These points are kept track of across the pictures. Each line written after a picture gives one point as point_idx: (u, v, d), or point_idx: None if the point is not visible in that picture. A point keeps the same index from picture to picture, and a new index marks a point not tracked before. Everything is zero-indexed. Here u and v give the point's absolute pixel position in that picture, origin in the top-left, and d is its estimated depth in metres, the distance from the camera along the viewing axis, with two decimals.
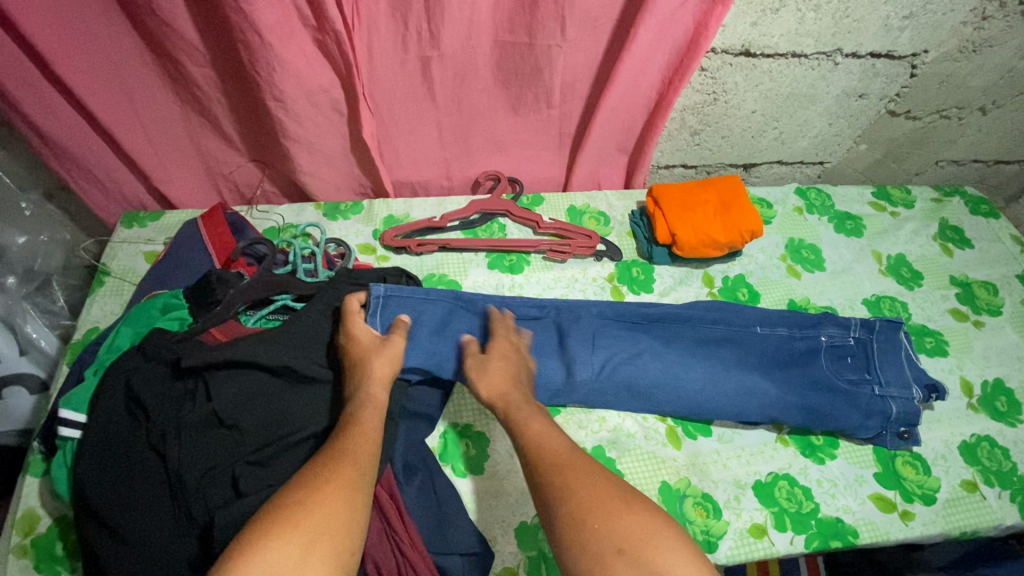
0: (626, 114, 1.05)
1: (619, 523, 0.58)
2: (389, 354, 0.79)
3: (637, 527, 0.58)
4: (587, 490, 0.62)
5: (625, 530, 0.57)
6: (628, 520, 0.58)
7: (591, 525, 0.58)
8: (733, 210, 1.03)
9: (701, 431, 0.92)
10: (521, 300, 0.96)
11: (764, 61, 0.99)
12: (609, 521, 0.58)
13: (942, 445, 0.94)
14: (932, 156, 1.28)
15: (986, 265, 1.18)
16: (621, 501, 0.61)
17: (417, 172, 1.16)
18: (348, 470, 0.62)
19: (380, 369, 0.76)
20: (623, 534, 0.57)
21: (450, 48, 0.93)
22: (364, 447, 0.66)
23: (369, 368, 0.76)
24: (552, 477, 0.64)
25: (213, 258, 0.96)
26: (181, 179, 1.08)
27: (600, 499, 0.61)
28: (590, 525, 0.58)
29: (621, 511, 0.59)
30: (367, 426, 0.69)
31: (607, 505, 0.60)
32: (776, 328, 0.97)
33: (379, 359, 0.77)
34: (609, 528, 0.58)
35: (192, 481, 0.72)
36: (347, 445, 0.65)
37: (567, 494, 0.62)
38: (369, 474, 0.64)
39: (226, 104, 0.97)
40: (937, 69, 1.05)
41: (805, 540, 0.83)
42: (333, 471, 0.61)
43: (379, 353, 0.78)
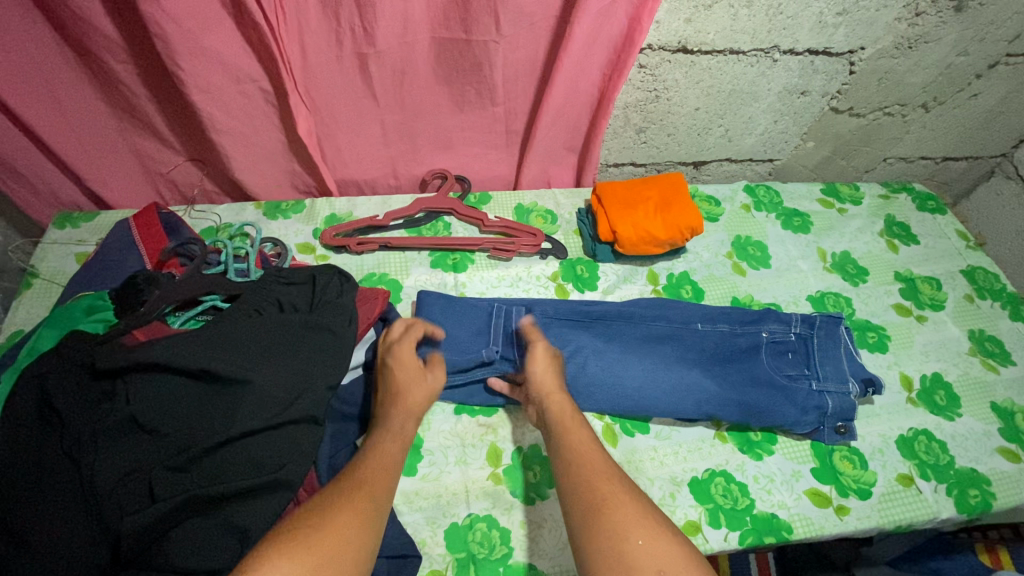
0: (568, 110, 1.04)
1: (657, 542, 0.58)
2: (429, 392, 0.80)
3: (665, 552, 0.57)
4: (629, 508, 0.62)
5: (658, 549, 0.57)
6: (666, 546, 0.58)
7: (636, 541, 0.58)
8: (674, 207, 1.03)
9: (639, 428, 0.91)
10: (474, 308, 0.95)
11: (702, 58, 0.99)
12: (656, 541, 0.58)
13: (879, 439, 0.94)
14: (880, 153, 1.29)
15: (931, 260, 1.19)
16: (659, 524, 0.60)
17: (362, 171, 1.14)
18: (361, 498, 0.62)
19: (402, 375, 0.79)
20: (664, 557, 0.57)
21: (385, 45, 0.92)
22: (380, 480, 0.66)
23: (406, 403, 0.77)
24: (599, 485, 0.64)
25: (144, 259, 0.94)
26: (117, 177, 1.07)
27: (639, 515, 0.61)
28: (636, 539, 0.58)
29: (664, 533, 0.59)
30: (388, 461, 0.69)
31: (647, 522, 0.60)
32: (716, 324, 0.97)
33: (420, 396, 0.78)
34: (654, 547, 0.58)
35: (105, 488, 0.67)
36: (367, 471, 0.66)
37: (610, 508, 0.62)
38: (384, 505, 0.64)
39: (156, 100, 0.96)
40: (876, 65, 1.06)
41: (739, 536, 0.83)
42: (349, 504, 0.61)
43: (421, 385, 0.79)
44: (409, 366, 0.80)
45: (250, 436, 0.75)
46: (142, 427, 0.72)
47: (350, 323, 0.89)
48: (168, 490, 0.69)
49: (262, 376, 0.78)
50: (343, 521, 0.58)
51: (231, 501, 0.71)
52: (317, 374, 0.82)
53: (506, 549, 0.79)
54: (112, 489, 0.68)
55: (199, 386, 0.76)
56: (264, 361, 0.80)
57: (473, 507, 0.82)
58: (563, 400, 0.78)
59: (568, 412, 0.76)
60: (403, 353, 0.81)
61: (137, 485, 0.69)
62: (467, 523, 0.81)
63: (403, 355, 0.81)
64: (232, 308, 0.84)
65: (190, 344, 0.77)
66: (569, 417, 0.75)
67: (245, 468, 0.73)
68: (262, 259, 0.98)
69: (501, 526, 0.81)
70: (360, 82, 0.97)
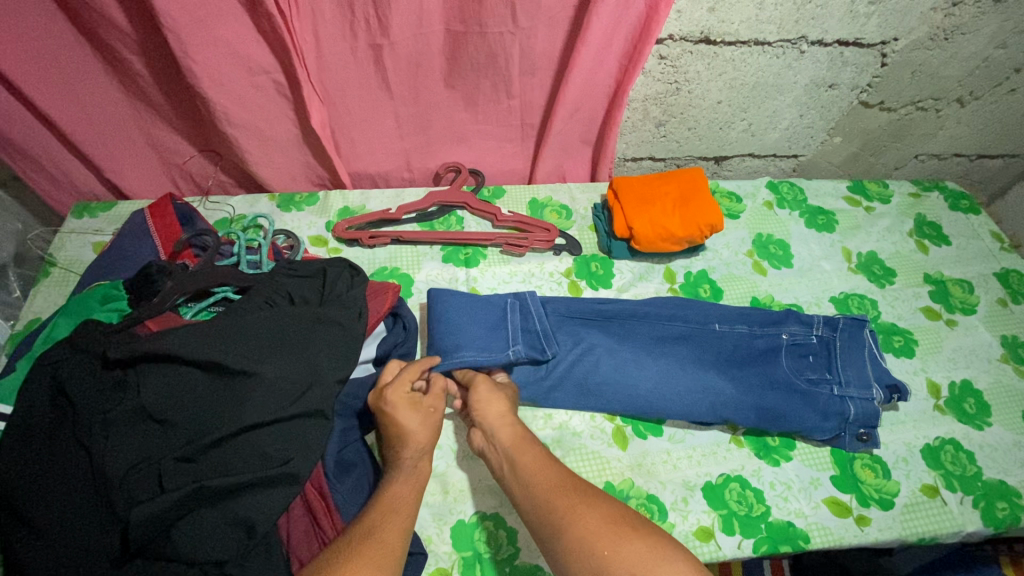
0: (584, 103, 1.02)
1: (627, 546, 0.59)
2: (435, 423, 0.80)
3: (643, 551, 0.59)
4: (591, 519, 0.63)
5: (632, 555, 0.58)
6: (632, 547, 0.59)
7: (601, 553, 0.59)
8: (692, 204, 1.00)
9: (652, 430, 0.89)
10: (486, 302, 0.93)
11: (725, 49, 0.96)
12: (620, 547, 0.59)
13: (904, 447, 0.91)
14: (912, 150, 1.24)
15: (962, 262, 1.14)
16: (621, 527, 0.62)
17: (375, 163, 1.13)
18: (372, 550, 0.63)
19: (406, 421, 0.78)
20: (632, 560, 0.58)
21: (400, 36, 0.90)
22: (391, 528, 0.66)
23: (414, 440, 0.77)
24: (557, 502, 0.67)
25: (160, 251, 0.94)
26: (133, 167, 1.07)
27: (599, 526, 0.62)
28: (600, 551, 0.60)
29: (628, 535, 0.61)
30: (400, 503, 0.70)
31: (609, 531, 0.61)
32: (735, 325, 0.94)
33: (426, 434, 0.78)
34: (620, 554, 0.59)
35: (116, 476, 0.67)
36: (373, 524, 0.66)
37: (571, 525, 0.63)
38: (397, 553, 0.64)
39: (171, 92, 0.96)
40: (909, 58, 1.02)
41: (753, 544, 0.80)
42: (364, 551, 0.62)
43: (425, 423, 0.79)
44: (407, 407, 0.79)
45: (258, 427, 0.74)
46: (153, 417, 0.72)
47: (359, 316, 0.88)
48: (177, 481, 0.69)
49: (269, 368, 0.77)
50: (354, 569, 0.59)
51: (239, 495, 0.71)
52: (325, 368, 0.81)
53: (513, 549, 0.78)
54: (123, 477, 0.67)
55: (206, 377, 0.76)
56: (271, 352, 0.79)
57: (480, 505, 0.81)
58: (509, 421, 0.78)
59: (520, 437, 0.77)
60: (401, 394, 0.79)
61: (147, 475, 0.69)
62: (473, 522, 0.80)
63: (398, 397, 0.79)
64: (242, 301, 0.84)
65: (198, 336, 0.76)
66: (521, 438, 0.76)
67: (252, 461, 0.73)
68: (274, 251, 0.98)
69: (509, 526, 0.80)
70: (374, 74, 0.96)
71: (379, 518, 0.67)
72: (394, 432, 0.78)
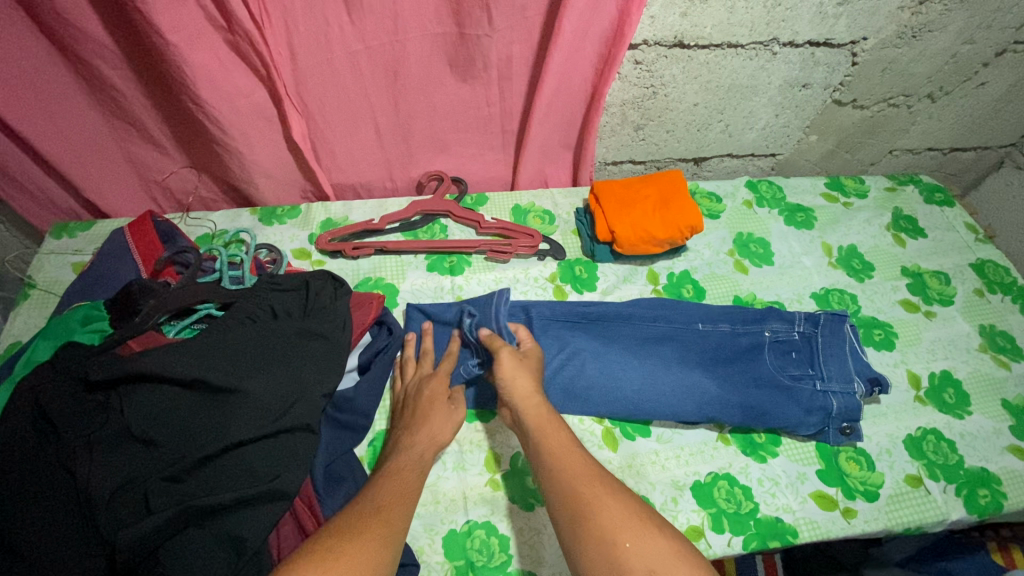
0: (563, 107, 1.03)
1: (648, 543, 0.59)
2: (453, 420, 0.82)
3: (664, 550, 0.58)
4: (615, 510, 0.63)
5: (654, 552, 0.58)
6: (652, 543, 0.59)
7: (624, 544, 0.59)
8: (672, 206, 1.01)
9: (640, 431, 0.90)
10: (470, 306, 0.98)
11: (700, 52, 0.97)
12: (643, 540, 0.59)
13: (887, 439, 0.92)
14: (886, 145, 1.26)
15: (939, 254, 1.16)
16: (646, 524, 0.61)
17: (358, 174, 1.14)
18: (379, 527, 0.63)
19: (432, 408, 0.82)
20: (653, 558, 0.58)
21: (377, 47, 0.91)
22: (396, 504, 0.67)
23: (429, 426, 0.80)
24: (581, 490, 0.66)
25: (141, 269, 0.94)
26: (112, 185, 1.07)
27: (625, 519, 0.62)
28: (623, 542, 0.59)
29: (651, 531, 0.60)
30: (406, 485, 0.71)
31: (630, 525, 0.61)
32: (718, 324, 0.96)
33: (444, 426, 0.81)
34: (643, 547, 0.59)
35: (101, 499, 0.66)
36: (378, 502, 0.67)
37: (595, 514, 0.63)
38: (398, 530, 0.65)
39: (149, 108, 0.95)
40: (879, 56, 1.04)
41: (743, 541, 0.81)
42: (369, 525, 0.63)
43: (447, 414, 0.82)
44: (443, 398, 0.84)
45: (246, 445, 0.74)
46: (138, 438, 0.71)
47: (344, 328, 0.88)
48: (164, 502, 0.68)
49: (254, 384, 0.77)
50: (360, 544, 0.60)
51: (227, 513, 0.70)
52: (311, 382, 0.81)
53: (505, 556, 0.78)
54: (109, 500, 0.66)
55: (191, 396, 0.75)
56: (257, 368, 0.79)
57: (471, 514, 0.82)
58: (539, 403, 0.77)
59: (545, 415, 0.76)
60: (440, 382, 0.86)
61: (134, 496, 0.68)
62: (465, 531, 0.80)
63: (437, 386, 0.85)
64: (224, 318, 0.83)
65: (182, 354, 0.76)
66: (546, 418, 0.76)
67: (240, 478, 0.72)
68: (256, 266, 0.97)
69: (500, 533, 0.80)
70: (353, 85, 0.96)
71: (384, 494, 0.68)
72: (417, 413, 0.82)
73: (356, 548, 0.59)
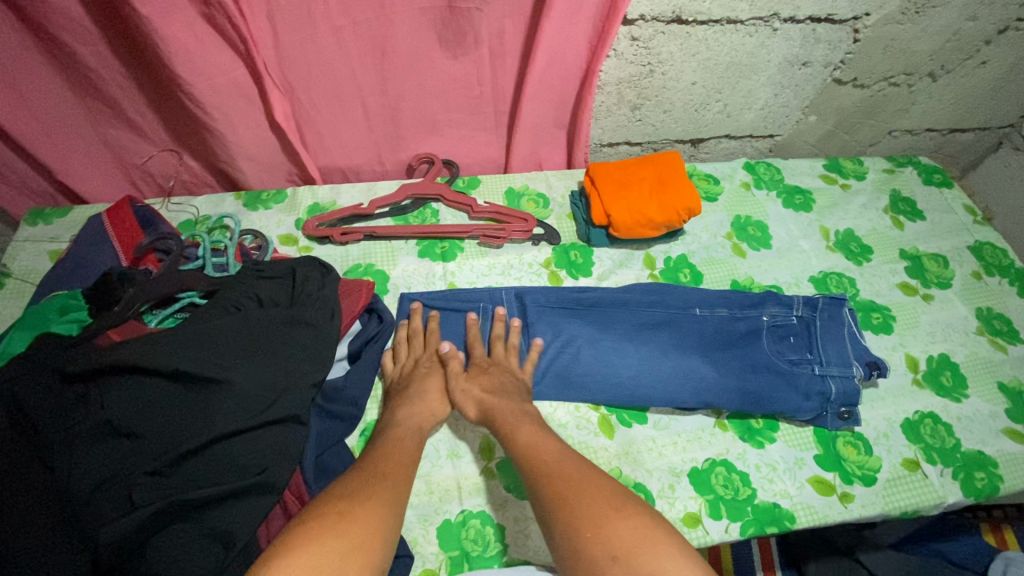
0: (556, 84, 0.99)
1: (610, 529, 0.59)
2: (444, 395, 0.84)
3: (628, 533, 0.59)
4: (587, 496, 0.63)
5: (616, 536, 0.58)
6: (615, 527, 0.59)
7: (585, 534, 0.59)
8: (669, 188, 0.99)
9: (637, 418, 0.88)
10: (463, 296, 0.95)
11: (698, 29, 0.94)
12: (603, 528, 0.59)
13: (884, 423, 0.92)
14: (885, 126, 1.24)
15: (937, 237, 1.15)
16: (610, 507, 0.62)
17: (345, 156, 1.10)
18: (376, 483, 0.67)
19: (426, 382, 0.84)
20: (615, 541, 0.58)
21: (362, 21, 0.86)
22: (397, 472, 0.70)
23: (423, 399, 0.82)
24: (558, 480, 0.66)
25: (121, 257, 0.90)
26: (89, 168, 1.02)
27: (590, 505, 0.62)
28: (584, 532, 0.60)
29: (617, 512, 0.61)
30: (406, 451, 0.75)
31: (595, 510, 0.61)
32: (715, 309, 0.94)
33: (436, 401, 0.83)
34: (602, 535, 0.59)
35: (83, 496, 0.64)
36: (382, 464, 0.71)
37: (567, 501, 0.63)
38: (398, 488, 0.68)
39: (124, 87, 0.91)
40: (881, 33, 1.01)
41: (740, 527, 0.80)
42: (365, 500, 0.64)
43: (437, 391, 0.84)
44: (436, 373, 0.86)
45: (232, 438, 0.72)
46: (120, 432, 0.68)
47: (331, 316, 0.85)
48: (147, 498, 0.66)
49: (239, 375, 0.74)
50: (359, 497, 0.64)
51: (214, 508, 0.68)
52: (299, 372, 0.79)
53: (501, 546, 0.77)
54: (91, 497, 0.64)
55: (172, 388, 0.72)
56: (241, 358, 0.76)
57: (466, 504, 0.80)
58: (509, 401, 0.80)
59: (517, 415, 0.78)
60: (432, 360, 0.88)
61: (116, 493, 0.66)
62: (460, 521, 0.79)
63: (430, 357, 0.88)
64: (206, 307, 0.80)
65: (162, 345, 0.73)
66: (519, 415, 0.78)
67: (226, 471, 0.70)
68: (242, 252, 0.94)
69: (496, 523, 0.79)
70: (338, 62, 0.92)
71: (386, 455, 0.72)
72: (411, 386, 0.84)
73: (357, 507, 0.62)
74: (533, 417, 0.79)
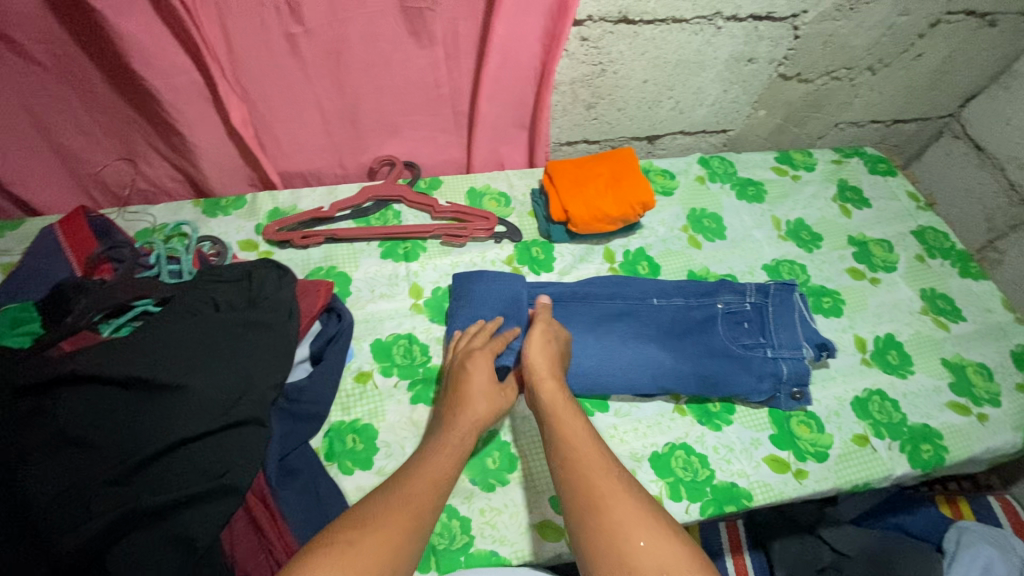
0: (512, 86, 1.01)
1: (664, 547, 0.58)
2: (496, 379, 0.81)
3: (680, 553, 0.57)
4: (633, 508, 0.61)
5: (668, 553, 0.57)
6: (668, 544, 0.58)
7: (636, 543, 0.58)
8: (624, 183, 1.02)
9: (599, 407, 0.91)
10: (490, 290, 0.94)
11: (645, 28, 0.97)
12: (656, 543, 0.58)
13: (835, 401, 0.95)
14: (832, 119, 1.29)
15: (883, 223, 1.20)
16: (659, 526, 0.60)
17: (306, 161, 1.11)
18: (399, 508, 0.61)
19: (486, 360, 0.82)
20: (667, 558, 0.57)
21: (315, 25, 0.87)
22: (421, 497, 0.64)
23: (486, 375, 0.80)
24: (602, 485, 0.64)
25: (75, 269, 0.88)
26: (40, 179, 1.01)
27: (639, 518, 0.60)
28: (635, 542, 0.58)
29: (666, 534, 0.59)
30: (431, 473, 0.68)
31: (646, 525, 0.60)
32: (672, 299, 0.97)
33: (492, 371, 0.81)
34: (655, 550, 0.57)
35: (39, 505, 0.63)
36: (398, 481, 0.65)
37: (612, 510, 0.61)
38: (418, 504, 0.63)
39: (75, 94, 0.90)
40: (820, 29, 1.06)
41: (700, 507, 0.83)
42: (381, 528, 0.58)
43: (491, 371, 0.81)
44: (483, 376, 0.80)
45: (194, 443, 0.72)
46: (75, 441, 0.67)
47: (291, 317, 0.86)
48: (106, 505, 0.66)
49: (198, 380, 0.74)
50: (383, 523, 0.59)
51: (176, 512, 0.68)
52: (259, 375, 0.79)
53: (467, 538, 0.78)
54: (47, 507, 0.64)
55: (129, 396, 0.72)
56: (200, 363, 0.76)
57: None
58: (557, 389, 0.77)
59: (562, 404, 0.75)
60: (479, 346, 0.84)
61: (72, 502, 0.65)
62: None
63: (478, 360, 0.81)
64: (163, 313, 0.80)
65: (117, 353, 0.73)
66: (563, 406, 0.74)
67: (188, 475, 0.70)
68: (199, 259, 0.94)
69: (461, 516, 0.80)
70: (294, 67, 0.93)
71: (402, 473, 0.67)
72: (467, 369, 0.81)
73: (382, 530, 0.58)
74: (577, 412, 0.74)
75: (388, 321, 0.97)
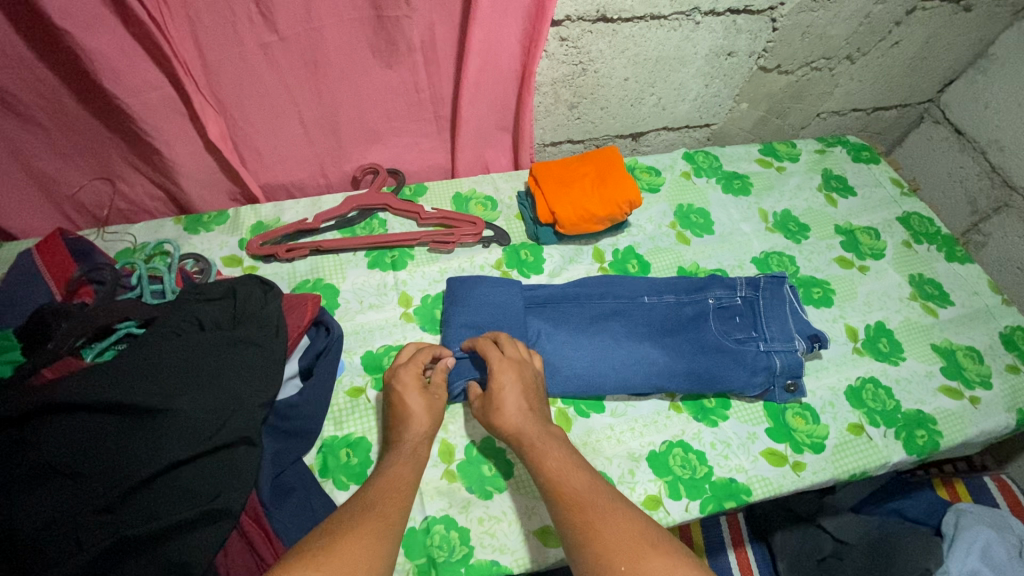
0: (493, 89, 1.01)
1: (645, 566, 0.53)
2: (438, 411, 0.80)
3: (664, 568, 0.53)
4: (619, 529, 0.58)
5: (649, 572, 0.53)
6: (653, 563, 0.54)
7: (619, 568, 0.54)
8: (609, 182, 1.01)
9: (594, 408, 0.90)
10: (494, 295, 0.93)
11: (624, 26, 0.96)
12: (640, 563, 0.54)
13: (829, 392, 0.96)
14: (814, 109, 1.30)
15: (869, 211, 1.21)
16: (645, 543, 0.56)
17: (288, 172, 1.09)
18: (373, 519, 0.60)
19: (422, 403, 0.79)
20: None
21: (291, 34, 0.86)
22: (392, 502, 0.64)
23: (415, 421, 0.77)
24: (589, 511, 0.61)
25: (54, 292, 0.85)
26: (16, 204, 0.99)
27: (625, 539, 0.56)
28: (617, 567, 0.54)
29: (652, 552, 0.55)
30: (400, 482, 0.68)
31: (630, 545, 0.56)
32: (663, 296, 0.97)
33: (429, 418, 0.79)
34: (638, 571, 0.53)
35: (28, 539, 0.62)
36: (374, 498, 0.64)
37: (596, 533, 0.58)
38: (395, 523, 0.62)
39: (47, 115, 0.88)
40: (797, 20, 1.06)
41: (700, 505, 0.83)
42: (349, 535, 0.57)
43: (430, 408, 0.79)
44: (415, 389, 0.80)
45: (184, 466, 0.70)
46: (63, 471, 0.66)
47: (277, 332, 0.84)
48: (95, 535, 0.64)
49: (184, 403, 0.73)
50: (355, 533, 0.57)
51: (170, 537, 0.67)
52: (246, 394, 0.77)
53: (467, 549, 0.77)
54: (36, 540, 0.62)
55: (114, 423, 0.70)
56: (185, 385, 0.74)
57: (429, 510, 0.80)
58: (529, 422, 0.75)
59: (544, 435, 0.73)
60: (412, 373, 0.81)
61: (61, 534, 0.63)
62: (424, 528, 0.79)
63: (409, 375, 0.81)
64: (146, 334, 0.78)
65: (99, 378, 0.71)
66: (545, 437, 0.73)
67: (179, 500, 0.69)
68: (182, 277, 0.93)
69: (460, 527, 0.79)
70: (271, 78, 0.91)
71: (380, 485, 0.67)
72: (399, 408, 0.79)
73: (349, 540, 0.57)
74: (562, 440, 0.73)
75: (378, 332, 0.96)
